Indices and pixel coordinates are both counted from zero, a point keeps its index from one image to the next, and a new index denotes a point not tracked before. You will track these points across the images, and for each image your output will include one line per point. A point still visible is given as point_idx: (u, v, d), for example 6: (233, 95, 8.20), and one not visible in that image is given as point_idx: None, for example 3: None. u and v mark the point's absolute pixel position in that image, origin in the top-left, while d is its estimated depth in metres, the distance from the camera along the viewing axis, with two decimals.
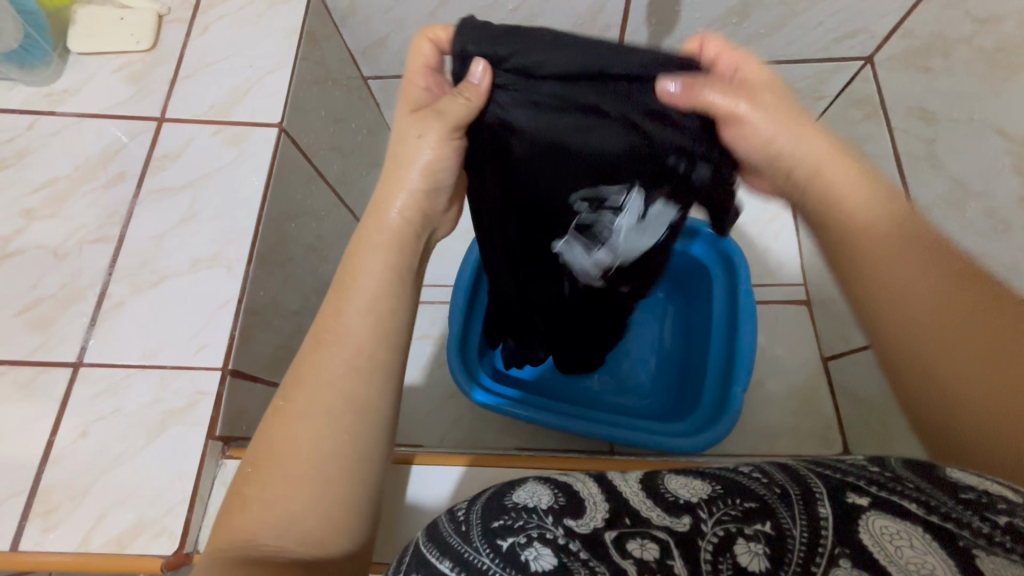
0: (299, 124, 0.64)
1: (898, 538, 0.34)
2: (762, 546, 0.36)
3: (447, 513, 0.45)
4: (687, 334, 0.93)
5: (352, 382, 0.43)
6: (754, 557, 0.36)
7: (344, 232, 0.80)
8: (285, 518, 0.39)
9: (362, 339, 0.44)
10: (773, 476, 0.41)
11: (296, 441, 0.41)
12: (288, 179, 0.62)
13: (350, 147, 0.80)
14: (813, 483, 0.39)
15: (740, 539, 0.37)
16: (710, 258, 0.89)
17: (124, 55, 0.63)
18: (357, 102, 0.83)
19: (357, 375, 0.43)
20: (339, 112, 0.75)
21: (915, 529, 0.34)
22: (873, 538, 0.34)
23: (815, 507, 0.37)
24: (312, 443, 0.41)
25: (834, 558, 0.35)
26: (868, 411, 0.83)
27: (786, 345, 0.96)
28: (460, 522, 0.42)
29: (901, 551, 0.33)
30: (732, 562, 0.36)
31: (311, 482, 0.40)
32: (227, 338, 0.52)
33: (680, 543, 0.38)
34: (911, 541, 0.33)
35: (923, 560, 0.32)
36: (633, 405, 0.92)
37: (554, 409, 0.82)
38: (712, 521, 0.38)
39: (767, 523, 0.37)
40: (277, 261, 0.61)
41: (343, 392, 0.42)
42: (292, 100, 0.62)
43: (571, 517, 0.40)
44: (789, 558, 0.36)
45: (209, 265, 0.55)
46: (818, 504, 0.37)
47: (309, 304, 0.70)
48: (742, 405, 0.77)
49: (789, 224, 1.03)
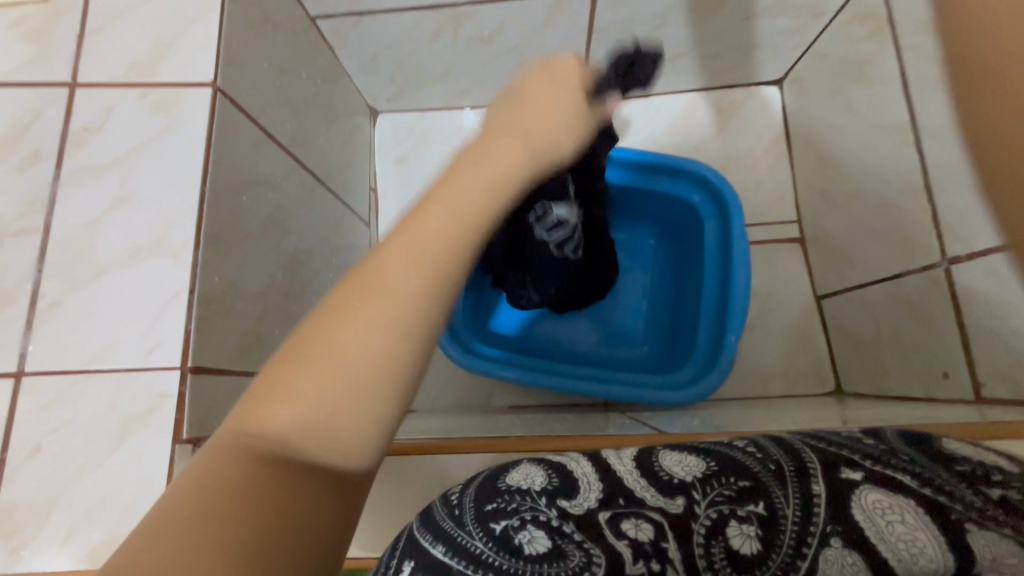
0: (236, 80, 0.56)
1: (889, 514, 0.38)
2: (754, 528, 0.40)
3: (440, 497, 0.46)
4: (680, 282, 0.91)
5: (412, 292, 0.30)
6: (746, 539, 0.39)
7: (308, 197, 0.71)
8: (287, 469, 0.27)
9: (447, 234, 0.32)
10: (767, 451, 0.45)
11: (332, 368, 0.28)
12: (232, 145, 0.54)
13: (303, 101, 0.72)
14: (807, 457, 0.43)
15: (733, 521, 0.40)
16: (704, 201, 0.85)
17: (17, 8, 0.52)
18: (304, 46, 0.74)
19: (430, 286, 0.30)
20: (284, 61, 0.67)
21: (907, 503, 0.38)
22: (867, 513, 0.39)
23: (809, 485, 0.41)
24: (332, 374, 0.27)
25: (827, 537, 0.39)
26: (861, 351, 0.82)
27: (781, 285, 0.94)
28: (453, 506, 0.44)
29: (893, 526, 0.37)
30: (725, 545, 0.40)
31: (322, 435, 0.27)
32: (183, 333, 0.46)
33: (672, 525, 0.41)
34: (904, 517, 0.37)
35: (914, 537, 0.37)
36: (626, 355, 0.91)
37: (545, 366, 0.80)
38: (705, 503, 0.42)
39: (760, 504, 0.41)
40: (232, 238, 0.54)
41: (399, 307, 0.29)
42: (226, 53, 0.54)
43: (564, 498, 0.43)
44: (779, 542, 0.39)
45: (153, 253, 0.48)
46: (812, 480, 0.41)
47: (277, 283, 0.63)
48: (736, 354, 0.75)
49: (783, 158, 0.98)
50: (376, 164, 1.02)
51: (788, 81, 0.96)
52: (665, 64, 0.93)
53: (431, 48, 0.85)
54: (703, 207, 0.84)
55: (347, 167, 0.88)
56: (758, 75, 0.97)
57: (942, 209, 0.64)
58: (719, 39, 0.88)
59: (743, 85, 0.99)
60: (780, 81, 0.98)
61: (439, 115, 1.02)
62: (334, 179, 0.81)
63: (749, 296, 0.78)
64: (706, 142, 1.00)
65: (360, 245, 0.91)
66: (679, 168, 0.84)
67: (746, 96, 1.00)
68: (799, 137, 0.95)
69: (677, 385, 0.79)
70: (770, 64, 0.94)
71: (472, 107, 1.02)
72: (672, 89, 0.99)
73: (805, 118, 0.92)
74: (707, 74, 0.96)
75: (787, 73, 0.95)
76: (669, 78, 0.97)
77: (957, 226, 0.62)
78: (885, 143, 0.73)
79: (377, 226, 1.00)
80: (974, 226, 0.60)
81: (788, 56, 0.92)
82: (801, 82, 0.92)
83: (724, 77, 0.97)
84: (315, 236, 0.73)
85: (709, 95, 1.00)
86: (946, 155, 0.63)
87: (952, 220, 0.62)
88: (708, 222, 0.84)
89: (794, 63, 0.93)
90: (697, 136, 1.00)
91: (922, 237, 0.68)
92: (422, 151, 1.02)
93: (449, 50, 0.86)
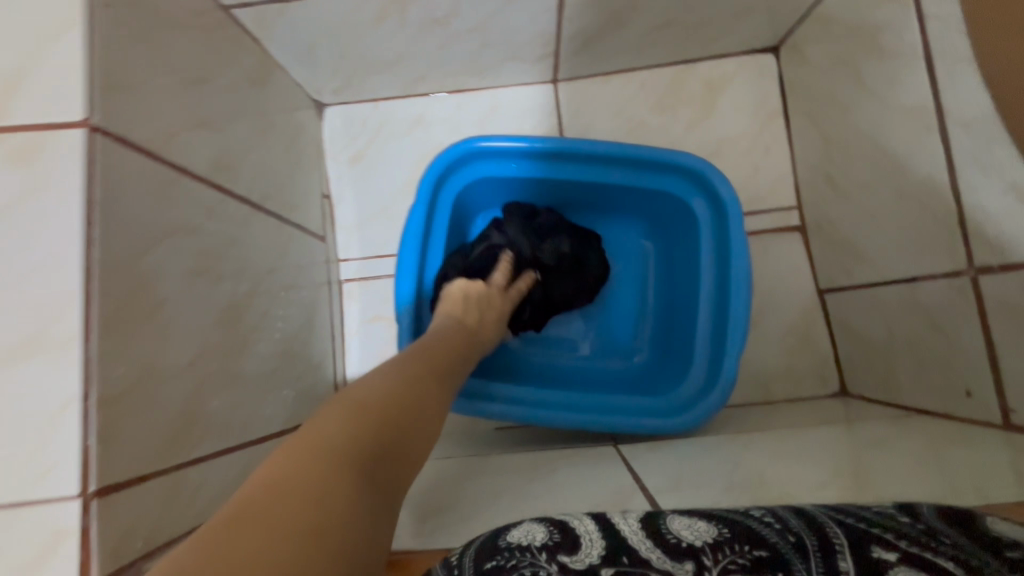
0: (123, 111, 0.44)
1: None
2: None
3: (443, 561, 0.44)
4: (671, 289, 0.88)
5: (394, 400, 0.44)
6: None
7: (242, 230, 0.61)
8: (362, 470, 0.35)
9: (400, 382, 0.48)
10: (788, 522, 0.39)
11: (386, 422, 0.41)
12: (124, 198, 0.43)
13: (227, 114, 0.61)
14: (833, 532, 0.37)
15: None
16: (705, 208, 0.79)
17: None
18: (220, 45, 0.61)
19: (406, 400, 0.46)
20: (193, 71, 0.55)
21: None
22: None
23: (834, 560, 0.35)
24: (352, 427, 0.38)
25: None
26: (869, 353, 0.76)
27: (781, 279, 0.87)
28: (452, 566, 0.42)
29: None
30: None
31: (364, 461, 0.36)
32: (80, 451, 0.38)
33: None
34: None
35: None
36: (615, 366, 0.89)
37: (539, 396, 0.77)
38: (717, 570, 0.37)
39: None
40: (141, 313, 0.44)
41: (385, 400, 0.43)
42: (101, 79, 0.42)
43: (565, 553, 0.41)
44: None
45: (31, 353, 0.38)
46: (839, 556, 0.35)
47: (212, 344, 0.53)
48: (736, 375, 0.73)
49: (782, 136, 0.89)
50: (328, 165, 0.90)
51: (786, 48, 0.86)
52: (650, 36, 0.81)
53: (376, 33, 0.73)
54: (703, 215, 0.79)
55: (291, 180, 0.76)
56: (752, 42, 0.86)
57: (973, 212, 0.57)
58: (711, 6, 0.76)
59: (736, 54, 0.88)
60: (777, 47, 0.87)
61: (395, 105, 0.90)
62: (275, 200, 0.70)
63: (748, 315, 0.74)
64: (697, 123, 0.89)
65: (317, 262, 0.82)
66: (673, 168, 0.79)
67: (740, 67, 0.89)
68: (798, 113, 0.85)
69: (674, 410, 0.77)
70: (766, 29, 0.83)
71: (433, 94, 0.90)
72: (656, 63, 0.88)
73: (805, 92, 0.83)
74: (696, 45, 0.85)
75: (786, 38, 0.85)
76: (654, 52, 0.85)
77: (993, 233, 0.55)
78: (901, 130, 0.65)
79: (336, 237, 0.90)
80: (1010, 232, 0.53)
81: (787, 20, 0.81)
82: (802, 49, 0.82)
83: (714, 47, 0.86)
84: (256, 273, 0.63)
85: (697, 68, 0.89)
86: (980, 150, 0.55)
87: (989, 225, 0.55)
88: (705, 230, 0.79)
89: (793, 27, 0.82)
90: (687, 115, 0.89)
91: (945, 240, 0.61)
92: (378, 148, 0.91)
93: (398, 34, 0.74)
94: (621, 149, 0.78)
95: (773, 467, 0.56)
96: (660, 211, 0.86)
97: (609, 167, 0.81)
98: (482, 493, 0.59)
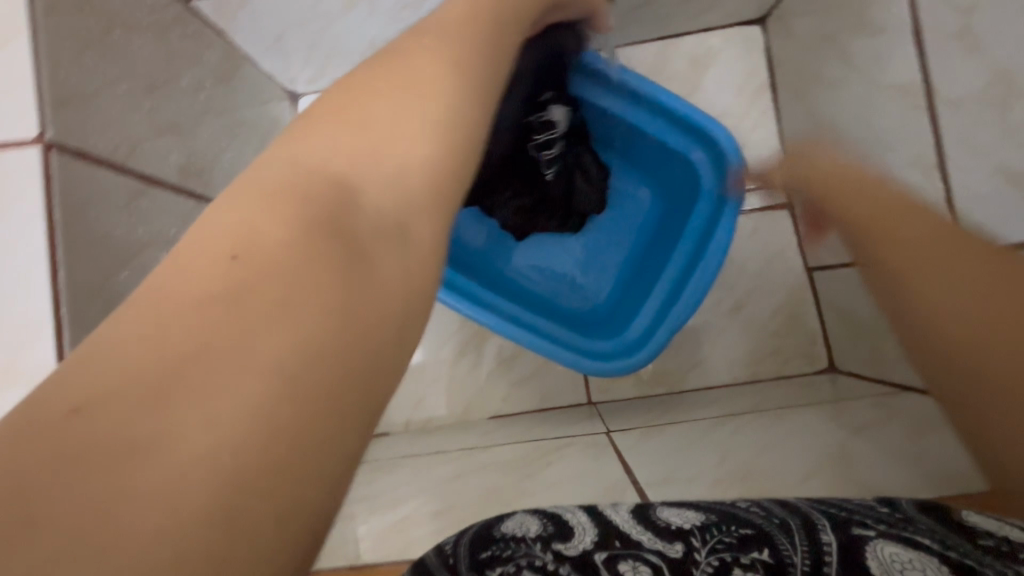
0: (82, 125, 0.43)
1: (908, 568, 0.31)
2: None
3: (436, 549, 0.47)
4: (655, 242, 0.87)
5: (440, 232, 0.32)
6: None
7: None
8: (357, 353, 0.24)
9: (420, 129, 0.34)
10: (772, 510, 0.40)
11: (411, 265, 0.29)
12: (90, 215, 0.42)
13: (194, 115, 0.58)
14: (816, 516, 0.38)
15: (737, 570, 0.36)
16: (704, 169, 0.77)
17: None
18: (182, 41, 0.58)
19: (430, 172, 0.33)
20: (154, 72, 0.53)
21: (929, 558, 0.31)
22: (883, 566, 0.32)
23: (818, 535, 0.36)
24: (313, 238, 0.26)
25: None
26: (857, 331, 0.76)
27: (770, 257, 0.86)
28: (447, 556, 0.45)
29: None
30: None
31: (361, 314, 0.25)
32: None
33: (671, 569, 0.38)
34: (925, 569, 0.31)
35: None
36: (590, 308, 0.90)
37: (517, 317, 0.79)
38: (706, 550, 0.38)
39: (765, 550, 0.36)
40: None
41: (408, 201, 0.31)
42: (53, 93, 0.40)
43: (559, 541, 0.42)
44: None
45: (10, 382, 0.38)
46: (821, 531, 0.36)
47: None
48: (663, 345, 0.75)
49: (768, 113, 0.87)
50: None
51: (772, 19, 0.83)
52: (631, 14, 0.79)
53: (348, 20, 0.73)
54: (703, 167, 0.77)
55: None
56: (736, 14, 0.84)
57: (957, 192, 0.56)
58: None
59: (721, 27, 0.85)
60: (763, 18, 0.85)
61: None
62: None
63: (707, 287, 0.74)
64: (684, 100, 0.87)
65: None
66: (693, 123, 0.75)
67: (725, 40, 0.86)
68: (786, 87, 0.83)
69: (619, 352, 0.79)
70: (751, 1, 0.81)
71: None
72: (640, 39, 0.85)
73: (792, 65, 0.80)
74: (680, 19, 0.82)
75: (771, 9, 0.82)
76: (639, 28, 0.83)
77: (975, 214, 0.55)
78: (887, 106, 0.63)
79: None
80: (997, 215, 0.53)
81: None
82: (787, 21, 0.80)
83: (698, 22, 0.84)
84: None
85: (682, 43, 0.87)
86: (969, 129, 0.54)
87: (971, 207, 0.55)
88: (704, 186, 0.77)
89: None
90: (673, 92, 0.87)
91: None
92: None
93: (369, 21, 0.74)
94: (647, 86, 0.75)
95: (761, 456, 0.57)
96: (667, 169, 0.84)
97: (638, 107, 0.78)
98: (477, 486, 0.60)
